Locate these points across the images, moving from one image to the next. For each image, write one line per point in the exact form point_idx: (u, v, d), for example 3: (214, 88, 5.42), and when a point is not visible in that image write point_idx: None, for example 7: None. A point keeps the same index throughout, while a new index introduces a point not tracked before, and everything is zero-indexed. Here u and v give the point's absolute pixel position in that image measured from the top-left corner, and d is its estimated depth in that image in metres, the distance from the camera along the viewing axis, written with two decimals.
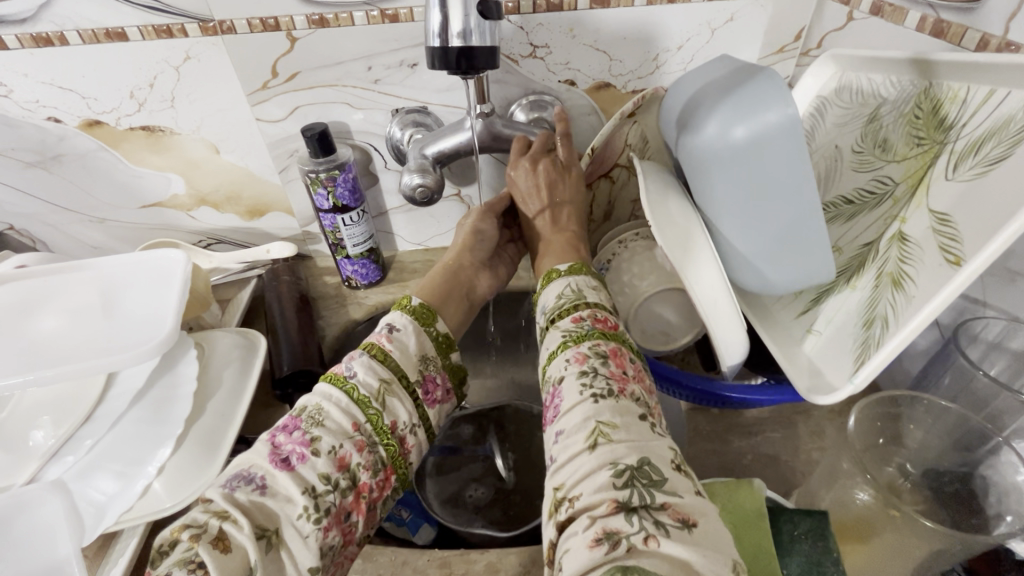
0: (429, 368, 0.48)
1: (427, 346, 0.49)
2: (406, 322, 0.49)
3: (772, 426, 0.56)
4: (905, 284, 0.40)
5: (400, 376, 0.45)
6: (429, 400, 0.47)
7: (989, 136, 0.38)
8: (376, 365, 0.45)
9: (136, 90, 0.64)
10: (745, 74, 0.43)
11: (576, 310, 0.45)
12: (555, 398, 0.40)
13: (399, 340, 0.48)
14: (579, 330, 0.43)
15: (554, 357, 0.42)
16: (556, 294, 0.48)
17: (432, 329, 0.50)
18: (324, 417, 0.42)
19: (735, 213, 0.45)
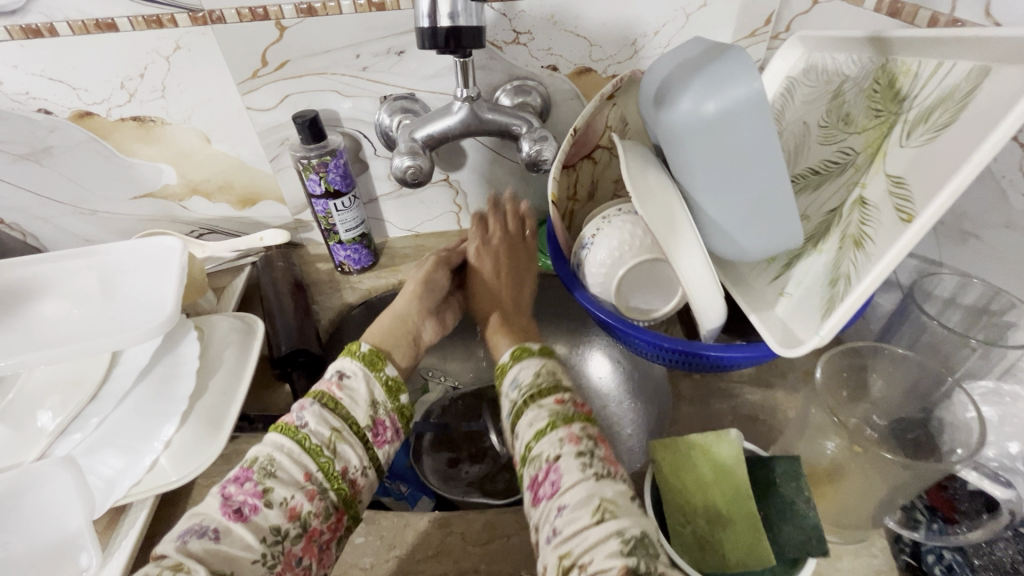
0: (380, 412, 0.50)
1: (377, 391, 0.51)
2: (357, 368, 0.51)
3: (750, 388, 0.59)
4: (866, 244, 0.43)
5: (349, 423, 0.47)
6: (378, 442, 0.49)
7: (937, 105, 0.41)
8: (328, 415, 0.47)
9: (126, 80, 0.65)
10: (714, 52, 0.46)
11: (557, 391, 0.47)
12: (549, 474, 0.42)
13: (349, 389, 0.49)
14: (565, 411, 0.45)
15: (543, 435, 0.44)
16: (533, 371, 0.49)
17: (382, 373, 0.52)
18: (277, 468, 0.43)
19: (708, 184, 0.48)
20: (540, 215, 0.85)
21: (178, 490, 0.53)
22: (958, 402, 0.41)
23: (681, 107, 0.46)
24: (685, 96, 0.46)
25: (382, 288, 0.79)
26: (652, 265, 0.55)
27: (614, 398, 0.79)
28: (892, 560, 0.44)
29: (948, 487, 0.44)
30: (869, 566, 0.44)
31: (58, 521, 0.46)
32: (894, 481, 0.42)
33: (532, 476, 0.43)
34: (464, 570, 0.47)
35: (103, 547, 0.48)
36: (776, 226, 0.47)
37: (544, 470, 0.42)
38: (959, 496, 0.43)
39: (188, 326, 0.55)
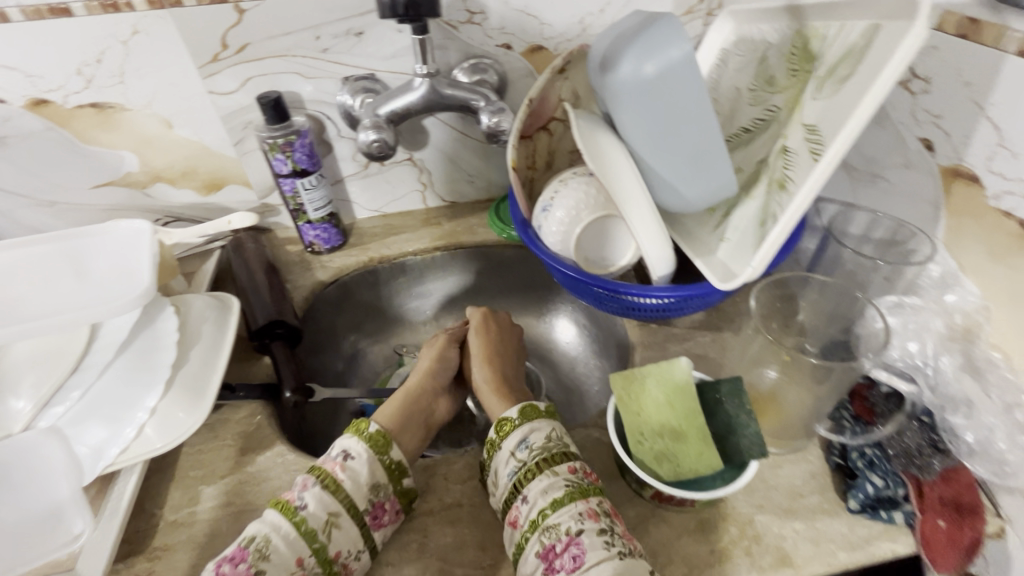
0: (381, 493, 0.47)
1: (380, 474, 0.48)
2: (363, 449, 0.49)
3: (701, 332, 0.65)
4: (789, 185, 0.49)
5: (349, 507, 0.45)
6: (375, 524, 0.46)
7: (841, 60, 0.47)
8: (327, 497, 0.45)
9: (83, 66, 0.65)
10: (649, 21, 0.51)
11: (568, 458, 0.47)
12: (572, 548, 0.41)
13: (352, 469, 0.47)
14: (579, 483, 0.45)
15: (559, 505, 0.44)
16: (545, 435, 0.49)
17: (386, 457, 0.49)
18: (271, 551, 0.42)
19: (651, 141, 0.53)
20: (503, 191, 0.89)
21: (166, 458, 0.55)
22: (869, 316, 0.47)
23: (623, 71, 0.51)
24: (626, 60, 0.51)
25: (353, 266, 0.81)
26: (606, 222, 0.59)
27: (580, 357, 0.84)
28: (825, 463, 0.50)
29: (869, 397, 0.51)
30: (806, 469, 0.50)
31: (47, 490, 0.48)
32: (820, 388, 0.48)
33: (545, 542, 0.42)
34: (449, 504, 0.51)
35: (96, 512, 0.49)
36: (712, 175, 0.52)
37: (564, 542, 0.42)
38: (876, 402, 0.50)
39: (163, 303, 0.56)
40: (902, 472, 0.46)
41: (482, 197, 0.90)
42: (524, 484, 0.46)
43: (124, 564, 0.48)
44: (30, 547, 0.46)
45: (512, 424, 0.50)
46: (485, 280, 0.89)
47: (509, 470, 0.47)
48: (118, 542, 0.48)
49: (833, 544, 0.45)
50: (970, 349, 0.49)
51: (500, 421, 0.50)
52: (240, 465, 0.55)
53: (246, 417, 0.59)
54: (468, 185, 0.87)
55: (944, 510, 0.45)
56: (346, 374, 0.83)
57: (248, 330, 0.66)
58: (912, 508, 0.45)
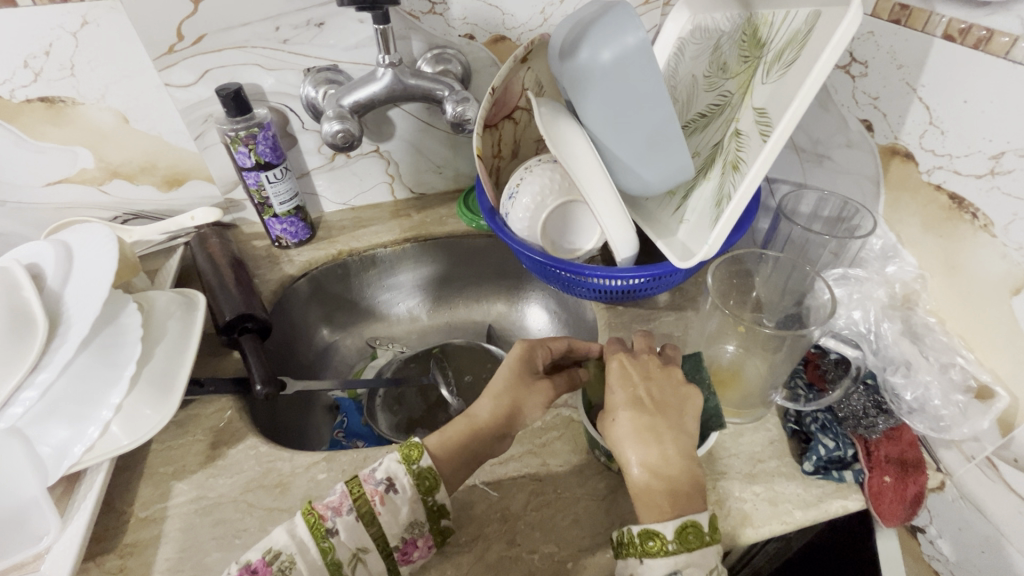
0: (416, 532, 0.45)
1: (420, 513, 0.45)
2: (406, 484, 0.45)
3: (665, 312, 0.67)
4: (741, 166, 0.51)
5: (380, 540, 0.44)
6: (402, 559, 0.45)
7: (786, 45, 0.50)
8: (360, 528, 0.44)
9: (30, 58, 0.63)
10: (605, 8, 0.53)
11: None
12: None
13: (392, 503, 0.45)
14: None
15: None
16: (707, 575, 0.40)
17: (431, 499, 0.45)
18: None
19: (612, 126, 0.55)
20: (471, 181, 0.90)
21: (134, 456, 0.55)
22: (818, 288, 0.50)
23: (582, 57, 0.53)
24: (584, 47, 0.52)
25: (322, 259, 0.81)
26: (570, 207, 0.61)
27: None
28: (782, 430, 0.53)
29: (821, 364, 0.55)
30: (764, 436, 0.53)
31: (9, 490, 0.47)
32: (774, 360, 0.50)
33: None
34: None
35: (62, 513, 0.49)
36: (669, 158, 0.54)
37: None
38: (827, 369, 0.54)
39: (125, 299, 0.56)
40: (850, 434, 0.50)
41: (451, 187, 0.90)
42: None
43: (94, 563, 0.47)
44: None
45: (662, 543, 0.41)
46: (456, 271, 0.90)
47: None
48: (86, 542, 0.47)
49: (790, 504, 0.48)
50: (909, 316, 0.52)
51: (649, 535, 0.41)
52: (211, 459, 0.54)
53: (216, 412, 0.59)
54: (435, 176, 0.88)
55: (890, 467, 0.48)
56: (318, 368, 0.83)
57: (215, 326, 0.65)
58: (861, 466, 0.48)
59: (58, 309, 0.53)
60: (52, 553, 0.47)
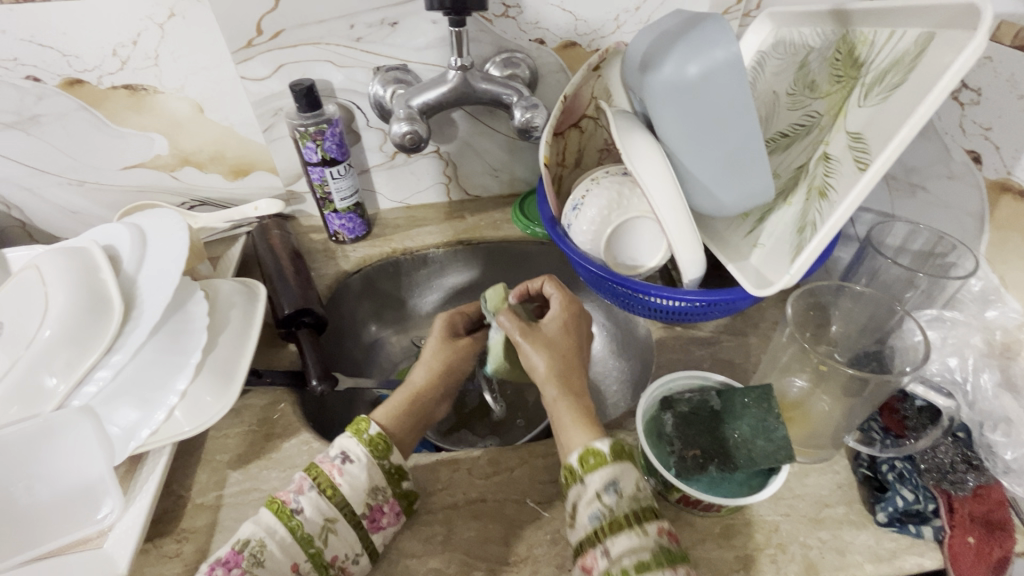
0: (379, 498, 0.47)
1: (377, 477, 0.47)
2: (361, 453, 0.47)
3: (726, 336, 0.65)
4: (829, 194, 0.48)
5: (345, 511, 0.45)
6: (373, 527, 0.46)
7: (889, 68, 0.47)
8: (323, 502, 0.45)
9: (119, 48, 0.66)
10: (695, 21, 0.51)
11: (654, 523, 0.41)
12: None
13: (350, 473, 0.46)
14: (669, 549, 0.39)
15: (646, 568, 0.38)
16: (635, 481, 0.42)
17: (386, 460, 0.48)
18: (266, 556, 0.41)
19: (691, 143, 0.52)
20: (527, 186, 0.89)
21: (192, 442, 0.56)
22: (907, 329, 0.47)
23: (666, 71, 0.51)
24: (670, 60, 0.51)
25: (377, 257, 0.82)
26: (636, 223, 0.59)
27: (600, 358, 0.84)
28: (852, 474, 0.50)
29: (900, 409, 0.51)
30: (832, 480, 0.50)
31: (81, 468, 0.49)
32: (851, 401, 0.47)
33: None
34: (473, 499, 0.51)
35: (125, 492, 0.50)
36: (750, 180, 0.52)
37: None
38: (908, 415, 0.50)
39: (194, 287, 0.57)
40: (932, 487, 0.46)
41: (507, 192, 0.89)
42: (605, 537, 0.40)
43: (152, 544, 0.48)
44: (61, 523, 0.47)
45: (603, 459, 0.43)
46: (506, 276, 0.89)
47: (591, 514, 0.42)
48: (147, 523, 0.49)
49: (860, 556, 0.45)
50: (1009, 367, 0.49)
51: (587, 454, 0.43)
52: (264, 451, 0.55)
53: (271, 403, 0.59)
54: (492, 179, 0.87)
55: (974, 526, 0.44)
56: (365, 364, 0.83)
57: (274, 319, 0.66)
58: (941, 524, 0.45)
59: (132, 293, 0.54)
60: (115, 530, 0.48)
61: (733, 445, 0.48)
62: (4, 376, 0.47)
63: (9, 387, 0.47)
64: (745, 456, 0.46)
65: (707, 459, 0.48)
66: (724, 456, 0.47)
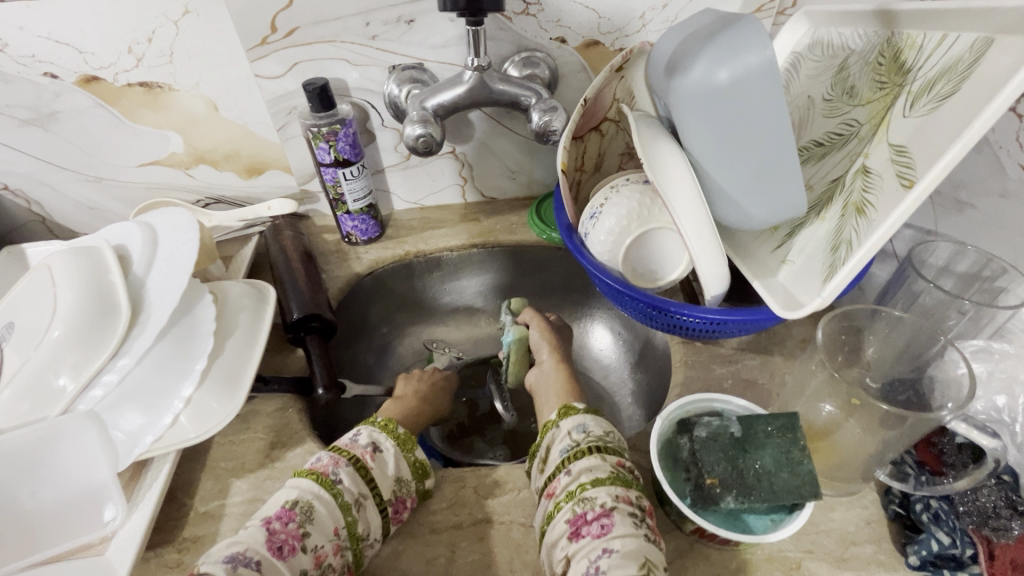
0: (404, 490, 0.48)
1: (405, 469, 0.49)
2: (392, 445, 0.50)
3: (749, 354, 0.62)
4: (868, 211, 0.45)
5: (376, 491, 0.47)
6: (395, 519, 0.47)
7: (940, 76, 0.43)
8: (360, 479, 0.46)
9: (134, 45, 0.65)
10: (725, 22, 0.48)
11: (614, 452, 0.47)
12: (604, 518, 0.42)
13: (381, 460, 0.49)
14: (624, 474, 0.45)
15: (600, 482, 0.44)
16: (603, 426, 0.50)
17: (412, 454, 0.50)
18: (316, 516, 0.43)
19: (718, 153, 0.49)
20: (545, 189, 0.86)
21: (197, 449, 0.55)
22: (949, 360, 0.43)
23: (694, 75, 0.48)
24: (698, 64, 0.48)
25: (390, 259, 0.80)
26: (656, 235, 0.56)
27: (615, 368, 0.81)
28: (882, 510, 0.47)
29: (937, 443, 0.47)
30: (860, 515, 0.47)
31: (85, 473, 0.49)
32: (885, 435, 0.44)
33: (576, 510, 0.43)
34: (478, 519, 0.49)
35: (128, 499, 0.50)
36: (781, 194, 0.49)
37: (597, 511, 0.42)
38: (946, 451, 0.47)
39: (202, 290, 0.56)
40: (971, 531, 0.43)
41: (524, 194, 0.87)
42: (570, 461, 0.47)
43: (155, 553, 0.48)
44: (65, 528, 0.47)
45: (575, 411, 0.52)
46: (521, 281, 0.87)
47: (561, 447, 0.48)
48: (149, 531, 0.48)
49: None
50: None
51: (565, 405, 0.52)
52: (269, 460, 0.54)
53: (277, 410, 0.59)
54: (509, 181, 0.85)
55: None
56: (375, 367, 0.82)
57: (282, 323, 0.65)
58: (979, 570, 0.41)
59: (140, 296, 0.54)
60: (117, 537, 0.47)
61: (754, 477, 0.45)
62: (15, 376, 0.47)
63: (20, 387, 0.47)
64: (767, 488, 0.44)
65: (725, 489, 0.45)
66: (743, 487, 0.45)
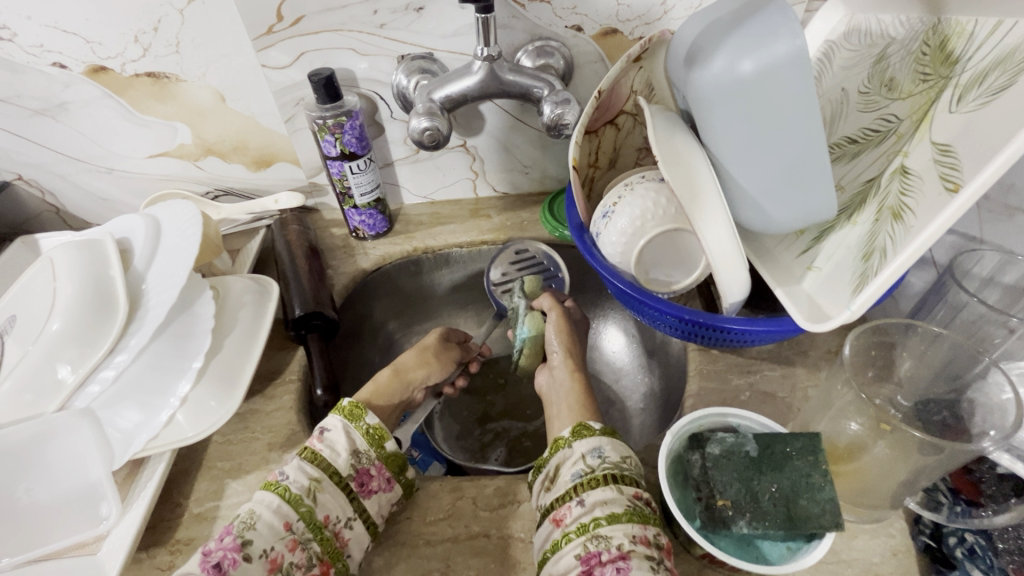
0: (363, 461, 0.47)
1: (359, 440, 0.48)
2: (338, 421, 0.49)
3: (770, 365, 0.58)
4: (905, 216, 0.41)
5: (329, 472, 0.45)
6: (364, 491, 0.46)
7: (994, 67, 0.39)
8: (307, 466, 0.45)
9: (140, 34, 0.64)
10: (753, 8, 0.44)
11: (633, 484, 0.44)
12: (620, 563, 0.39)
13: (330, 440, 0.47)
14: (641, 509, 0.43)
15: (617, 519, 0.42)
16: (621, 453, 0.47)
17: (363, 423, 0.49)
18: (257, 519, 0.41)
19: (742, 151, 0.46)
20: (559, 184, 0.83)
21: (195, 448, 0.55)
22: (993, 382, 0.40)
23: (715, 67, 0.44)
24: (720, 54, 0.44)
25: (397, 255, 0.78)
26: (673, 237, 0.53)
27: (628, 372, 0.78)
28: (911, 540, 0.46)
29: (975, 471, 0.44)
30: (886, 545, 0.43)
31: (81, 470, 0.48)
32: (917, 463, 0.40)
33: (590, 547, 0.41)
34: (475, 533, 0.47)
35: (124, 497, 0.49)
36: (810, 197, 0.45)
37: (613, 554, 0.40)
38: (985, 480, 0.43)
39: (203, 285, 0.54)
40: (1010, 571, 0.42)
41: (537, 189, 0.84)
42: (583, 490, 0.44)
43: (148, 554, 0.47)
44: (60, 526, 0.47)
45: (590, 431, 0.48)
46: None
47: (573, 472, 0.46)
48: (141, 532, 0.48)
49: None
50: None
51: (580, 424, 0.49)
52: (266, 462, 0.53)
53: (276, 410, 0.57)
54: (522, 176, 0.82)
55: None
56: (381, 365, 0.81)
57: (284, 320, 0.64)
58: None
59: (139, 291, 0.53)
60: (111, 537, 0.47)
61: (769, 501, 0.42)
62: (14, 369, 0.47)
63: (18, 380, 0.47)
64: (784, 514, 0.41)
65: (738, 512, 0.42)
66: (757, 510, 0.42)
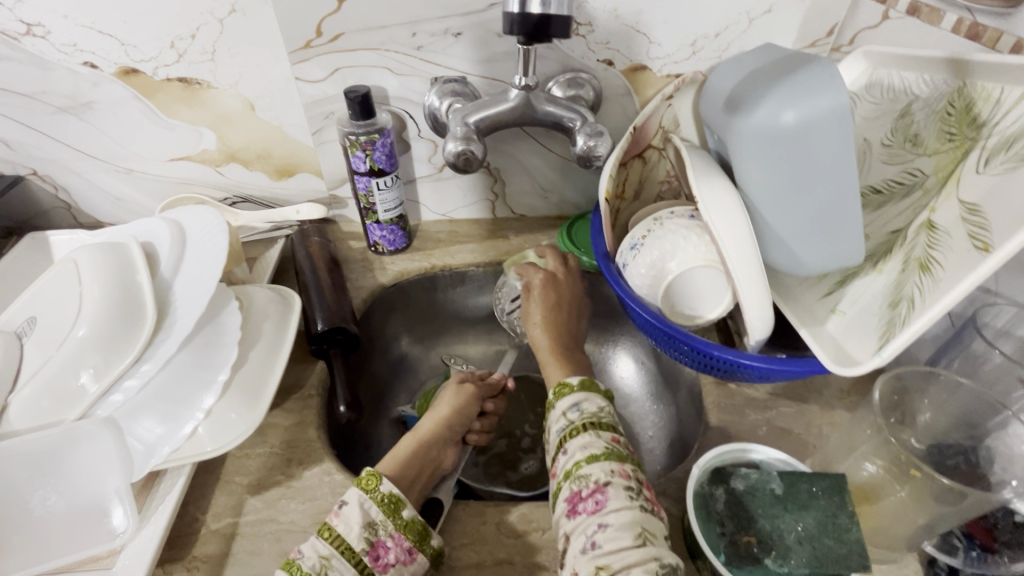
0: (379, 532, 0.45)
1: (374, 511, 0.45)
2: (354, 494, 0.46)
3: (785, 402, 0.59)
4: (933, 268, 0.43)
5: (341, 549, 0.43)
6: (381, 565, 0.44)
7: (1021, 134, 0.41)
8: (319, 543, 0.44)
9: (177, 40, 0.64)
10: (794, 63, 0.47)
11: (613, 428, 0.47)
12: (598, 496, 0.43)
13: (347, 514, 0.45)
14: (619, 450, 0.46)
15: (596, 458, 0.45)
16: (597, 404, 0.50)
17: (377, 493, 0.46)
18: None
19: (776, 197, 0.47)
20: (576, 210, 0.84)
21: (214, 461, 0.54)
22: (1014, 434, 0.43)
23: (758, 116, 0.46)
24: (764, 104, 0.46)
25: (415, 271, 0.79)
26: (699, 273, 0.54)
27: (637, 398, 0.79)
28: None
29: (990, 516, 0.44)
30: None
31: (101, 481, 0.48)
32: (937, 510, 0.42)
33: (573, 488, 0.44)
34: (500, 560, 0.47)
35: (141, 509, 0.48)
36: (840, 244, 0.47)
37: (590, 489, 0.43)
38: (1000, 525, 0.44)
39: (229, 296, 0.54)
40: None
41: (554, 213, 0.85)
42: (566, 439, 0.47)
43: (164, 570, 0.47)
44: (74, 539, 0.46)
45: (570, 389, 0.52)
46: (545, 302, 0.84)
47: (558, 427, 0.49)
48: (160, 546, 0.47)
49: None
50: None
51: (560, 384, 0.52)
52: (285, 479, 0.52)
53: (295, 426, 0.57)
54: (540, 200, 0.83)
55: None
56: (392, 381, 0.80)
57: (304, 333, 0.63)
58: None
59: (167, 298, 0.52)
60: (126, 551, 0.46)
61: (794, 540, 0.43)
62: (39, 373, 0.46)
63: (43, 385, 0.46)
64: (810, 554, 0.42)
65: (763, 549, 0.43)
66: (782, 548, 0.43)
